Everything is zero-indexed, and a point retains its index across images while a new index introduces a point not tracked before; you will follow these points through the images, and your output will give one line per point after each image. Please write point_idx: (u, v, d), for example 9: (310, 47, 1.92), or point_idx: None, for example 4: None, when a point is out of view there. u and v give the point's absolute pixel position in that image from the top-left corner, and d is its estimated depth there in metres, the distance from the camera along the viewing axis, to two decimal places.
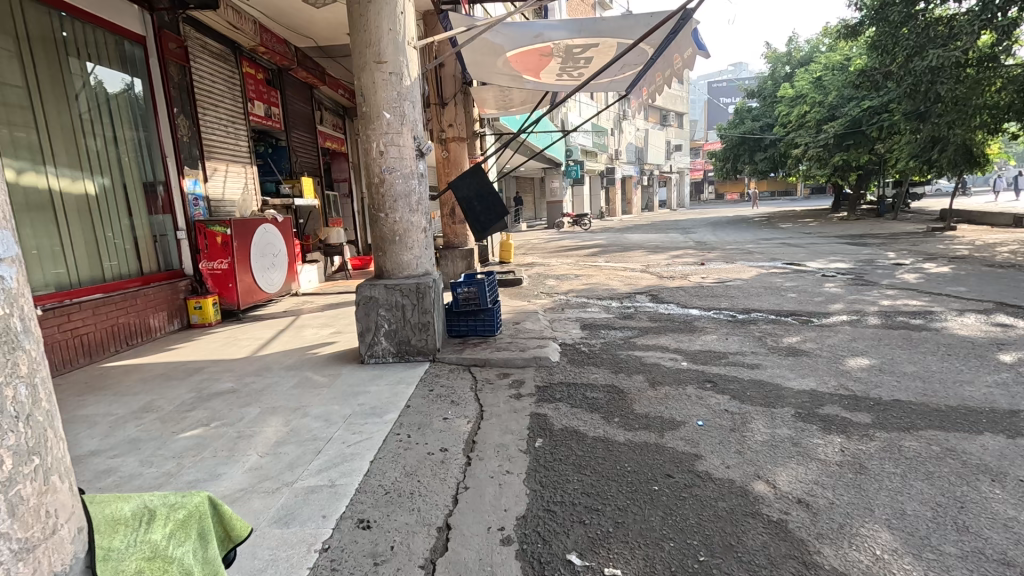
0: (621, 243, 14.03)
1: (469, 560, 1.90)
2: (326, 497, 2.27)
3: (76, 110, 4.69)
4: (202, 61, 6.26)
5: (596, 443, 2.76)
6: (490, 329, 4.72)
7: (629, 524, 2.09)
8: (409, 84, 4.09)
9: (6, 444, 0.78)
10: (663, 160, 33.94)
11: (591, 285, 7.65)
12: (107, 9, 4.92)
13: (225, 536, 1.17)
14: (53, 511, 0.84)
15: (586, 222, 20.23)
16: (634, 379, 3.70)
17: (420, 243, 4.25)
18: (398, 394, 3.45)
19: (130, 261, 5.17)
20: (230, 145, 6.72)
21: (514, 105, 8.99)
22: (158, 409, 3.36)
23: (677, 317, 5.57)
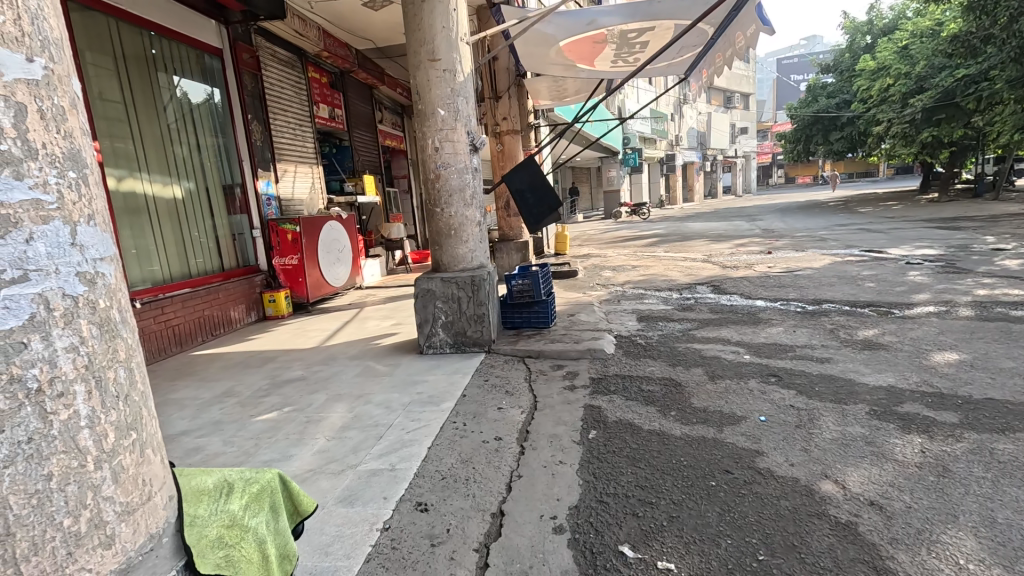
0: (681, 232, 13.56)
1: (522, 546, 1.94)
2: (386, 480, 2.39)
3: (165, 121, 5.14)
4: (272, 69, 6.66)
5: (651, 436, 2.72)
6: (544, 321, 4.74)
7: (684, 519, 2.05)
8: (462, 80, 4.16)
9: (109, 421, 0.88)
10: (727, 144, 32.36)
11: (649, 276, 7.47)
12: (189, 25, 5.33)
13: (294, 510, 1.27)
14: (148, 480, 0.95)
15: (644, 212, 19.74)
16: (693, 372, 3.59)
17: (474, 236, 4.32)
18: (454, 384, 3.55)
19: (213, 258, 5.63)
20: (298, 147, 7.11)
21: (569, 95, 8.90)
22: (238, 394, 3.65)
23: (739, 308, 5.34)
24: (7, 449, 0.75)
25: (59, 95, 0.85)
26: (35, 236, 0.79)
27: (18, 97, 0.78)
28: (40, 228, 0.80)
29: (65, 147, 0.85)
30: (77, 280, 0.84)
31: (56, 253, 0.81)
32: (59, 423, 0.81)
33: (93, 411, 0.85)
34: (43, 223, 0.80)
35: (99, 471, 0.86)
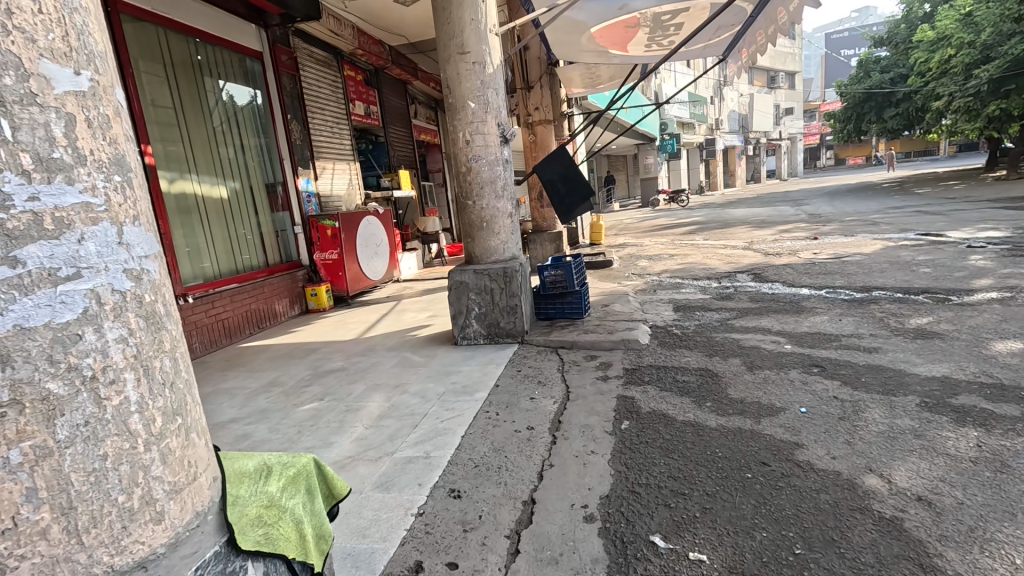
0: (721, 219, 13.14)
1: (553, 534, 1.96)
2: (421, 467, 2.46)
3: (211, 124, 5.38)
4: (309, 69, 6.86)
5: (686, 427, 2.69)
6: (578, 312, 4.73)
7: (717, 510, 2.02)
8: (492, 72, 4.16)
9: (156, 406, 0.95)
10: (772, 126, 30.97)
11: (687, 265, 7.30)
12: (230, 30, 5.55)
13: (329, 493, 1.33)
14: (193, 462, 1.02)
15: (683, 199, 19.22)
16: (730, 363, 3.51)
17: (506, 228, 4.34)
18: (488, 375, 3.60)
19: (258, 254, 5.87)
20: (336, 145, 7.30)
21: (602, 81, 8.73)
22: (282, 384, 3.82)
23: (781, 297, 5.15)
24: (67, 432, 0.83)
25: (104, 104, 0.91)
26: (86, 237, 0.85)
27: (69, 109, 0.84)
28: (91, 229, 0.86)
29: (111, 153, 0.91)
30: (125, 276, 0.90)
31: (105, 252, 0.88)
32: (112, 408, 0.87)
33: (141, 397, 0.92)
34: (93, 225, 0.86)
35: (148, 452, 0.93)
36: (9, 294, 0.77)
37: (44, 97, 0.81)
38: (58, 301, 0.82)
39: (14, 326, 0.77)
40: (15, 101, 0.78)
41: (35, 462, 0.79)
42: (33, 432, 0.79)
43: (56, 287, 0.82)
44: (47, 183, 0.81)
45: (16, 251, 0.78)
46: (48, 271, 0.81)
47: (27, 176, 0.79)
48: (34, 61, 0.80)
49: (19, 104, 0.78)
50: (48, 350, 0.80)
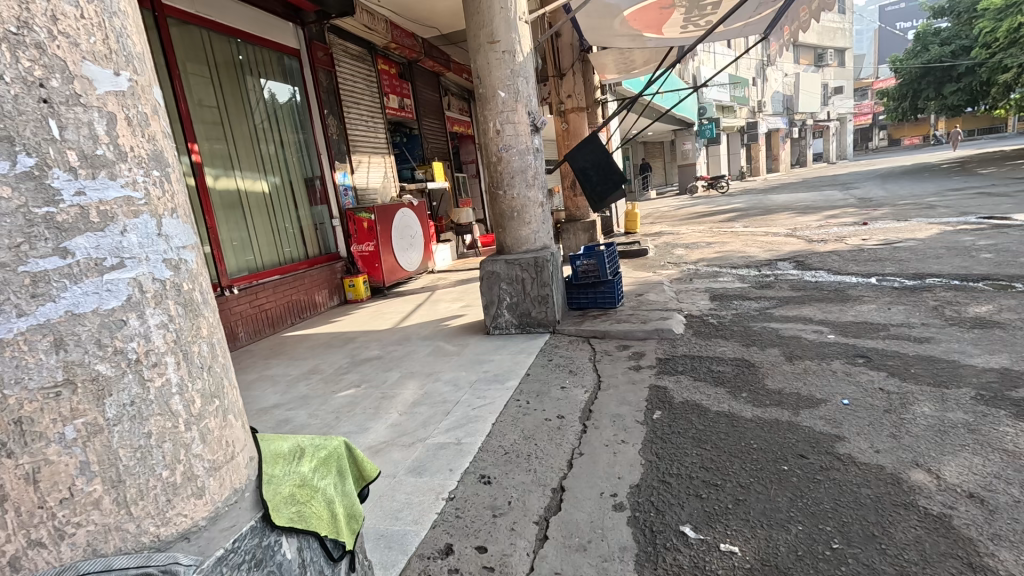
0: (763, 205, 12.66)
1: (581, 521, 1.97)
2: (452, 454, 2.51)
3: (253, 121, 5.57)
4: (344, 64, 6.99)
5: (720, 418, 2.63)
6: (611, 301, 4.68)
7: (751, 502, 1.97)
8: (522, 60, 4.13)
9: (195, 389, 1.01)
10: (820, 106, 29.46)
11: (725, 253, 7.09)
12: (269, 30, 5.72)
13: (359, 475, 1.38)
14: (231, 442, 1.08)
15: (723, 184, 18.59)
16: (768, 353, 3.40)
17: (537, 218, 4.34)
18: (519, 363, 3.62)
19: (299, 247, 6.08)
20: (371, 138, 7.43)
21: (637, 66, 8.52)
22: (322, 371, 3.97)
23: (826, 285, 4.94)
24: (115, 411, 0.88)
25: (143, 103, 0.96)
26: (129, 229, 0.91)
27: (110, 108, 0.89)
28: (132, 221, 0.91)
29: (149, 149, 0.96)
30: (164, 265, 0.96)
31: (147, 243, 0.93)
32: (156, 389, 0.93)
33: (181, 379, 0.98)
34: (134, 218, 0.92)
35: (189, 431, 0.99)
36: (62, 282, 0.83)
37: (87, 97, 0.86)
38: (103, 289, 0.87)
39: (65, 312, 0.83)
40: (62, 102, 0.83)
41: (87, 437, 0.85)
42: (85, 410, 0.85)
43: (102, 277, 0.87)
44: (92, 179, 0.86)
45: (65, 242, 0.84)
46: (95, 261, 0.87)
47: (73, 172, 0.84)
48: (78, 63, 0.85)
49: (66, 104, 0.83)
50: (97, 335, 0.86)
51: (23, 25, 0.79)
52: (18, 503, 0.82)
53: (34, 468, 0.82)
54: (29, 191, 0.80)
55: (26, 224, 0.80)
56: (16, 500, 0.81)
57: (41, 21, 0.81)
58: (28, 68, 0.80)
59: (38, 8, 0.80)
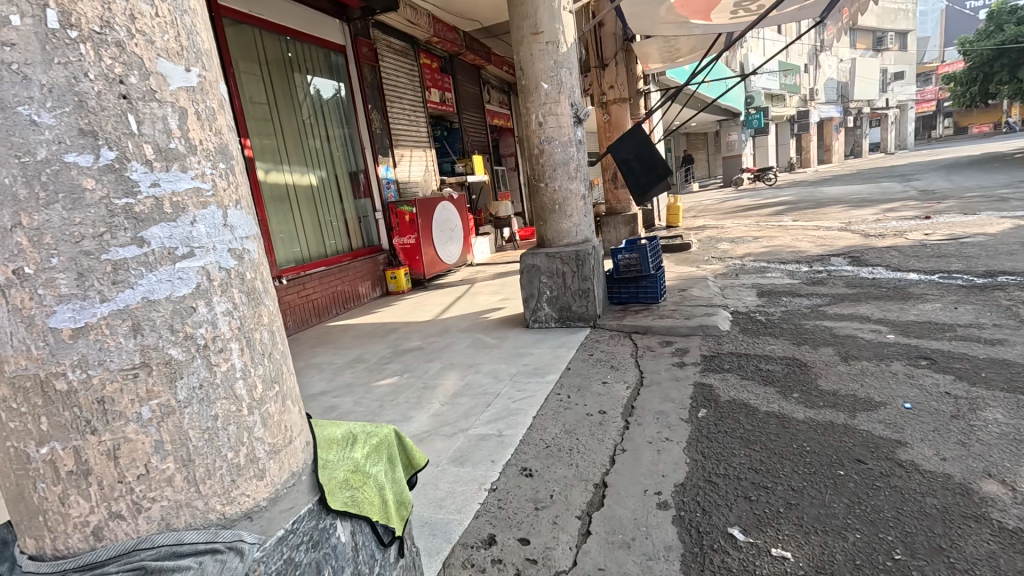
0: (813, 198, 12.09)
1: (625, 518, 1.94)
2: (493, 445, 2.52)
3: (301, 117, 5.74)
4: (388, 59, 7.09)
5: (769, 418, 2.54)
6: (653, 296, 4.60)
7: (804, 506, 1.90)
8: (565, 51, 4.08)
9: (256, 374, 1.04)
10: (877, 93, 27.84)
11: (773, 248, 6.82)
12: (317, 27, 5.87)
13: (408, 463, 1.40)
14: (289, 426, 1.12)
15: (770, 176, 17.85)
16: (821, 352, 3.25)
17: (579, 211, 4.28)
18: (559, 357, 3.60)
19: (343, 240, 6.24)
20: (413, 132, 7.52)
21: (682, 55, 8.28)
22: (365, 360, 4.07)
23: (884, 282, 4.67)
24: (186, 393, 0.92)
25: (211, 99, 0.99)
26: (198, 219, 0.94)
27: (181, 103, 0.92)
28: (200, 212, 0.95)
29: (216, 142, 0.99)
30: (229, 255, 0.99)
31: (214, 233, 0.97)
32: (222, 373, 0.97)
33: (244, 365, 1.01)
34: (202, 209, 0.95)
35: (251, 415, 1.02)
36: (139, 270, 0.87)
37: (161, 93, 0.89)
38: (176, 277, 0.91)
39: (142, 298, 0.87)
40: (140, 98, 0.86)
41: (161, 418, 0.90)
42: (159, 391, 0.89)
43: (174, 265, 0.91)
44: (166, 171, 0.90)
45: (142, 232, 0.87)
46: (168, 250, 0.90)
47: (149, 165, 0.88)
48: (153, 60, 0.89)
49: (144, 101, 0.87)
50: (169, 320, 0.90)
51: (105, 25, 0.83)
52: (101, 477, 0.88)
53: (114, 445, 0.87)
54: (110, 182, 0.84)
55: (107, 214, 0.84)
56: (99, 474, 0.87)
57: (120, 20, 0.84)
58: (110, 65, 0.83)
59: (118, 8, 0.84)
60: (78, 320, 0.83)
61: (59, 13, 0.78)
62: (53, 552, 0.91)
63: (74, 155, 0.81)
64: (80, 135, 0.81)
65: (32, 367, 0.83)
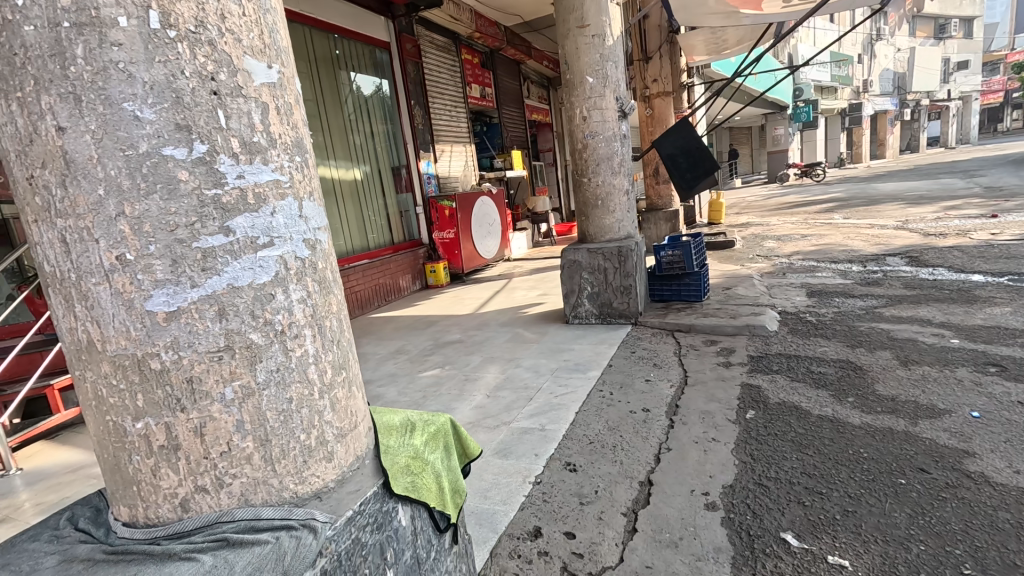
0: (866, 195, 11.53)
1: (671, 517, 1.92)
2: (537, 439, 2.53)
3: (347, 114, 5.89)
4: (430, 55, 7.17)
5: (823, 422, 2.45)
6: (696, 295, 4.51)
7: (862, 514, 1.83)
8: (612, 44, 4.03)
9: (327, 359, 1.08)
10: (938, 84, 26.27)
11: (823, 246, 6.56)
12: (363, 24, 6.00)
13: (462, 453, 1.43)
14: (354, 412, 1.16)
15: (818, 172, 17.13)
16: (878, 356, 3.11)
17: (622, 206, 4.24)
18: (601, 354, 3.58)
19: (385, 234, 6.37)
20: (454, 128, 7.59)
21: (729, 47, 8.02)
22: (408, 351, 4.15)
23: (946, 284, 4.43)
24: (265, 376, 0.97)
25: (288, 94, 1.03)
26: (277, 210, 0.99)
27: (264, 98, 0.97)
28: (280, 203, 0.99)
29: (293, 136, 1.03)
30: (303, 244, 1.03)
31: (291, 224, 1.01)
32: (296, 358, 1.01)
33: (316, 350, 1.05)
34: (282, 200, 0.99)
35: (322, 399, 1.06)
36: (226, 258, 0.92)
37: (247, 88, 0.94)
38: (257, 265, 0.95)
39: (228, 285, 0.92)
40: (228, 94, 0.91)
41: (242, 399, 0.94)
42: (241, 373, 0.94)
43: (256, 253, 0.95)
44: (249, 164, 0.94)
45: (229, 221, 0.92)
46: (251, 239, 0.95)
47: (236, 158, 0.92)
48: (240, 58, 0.93)
49: (232, 96, 0.91)
50: (251, 306, 0.95)
51: (199, 24, 0.87)
52: (188, 452, 0.93)
53: (201, 422, 0.92)
54: (202, 174, 0.89)
55: (198, 204, 0.89)
56: (188, 449, 0.92)
57: (213, 20, 0.89)
58: (203, 63, 0.88)
59: (210, 9, 0.89)
60: (171, 305, 0.88)
61: (160, 14, 0.83)
62: (144, 521, 0.98)
63: (170, 148, 0.86)
64: (177, 130, 0.86)
65: (130, 348, 0.89)
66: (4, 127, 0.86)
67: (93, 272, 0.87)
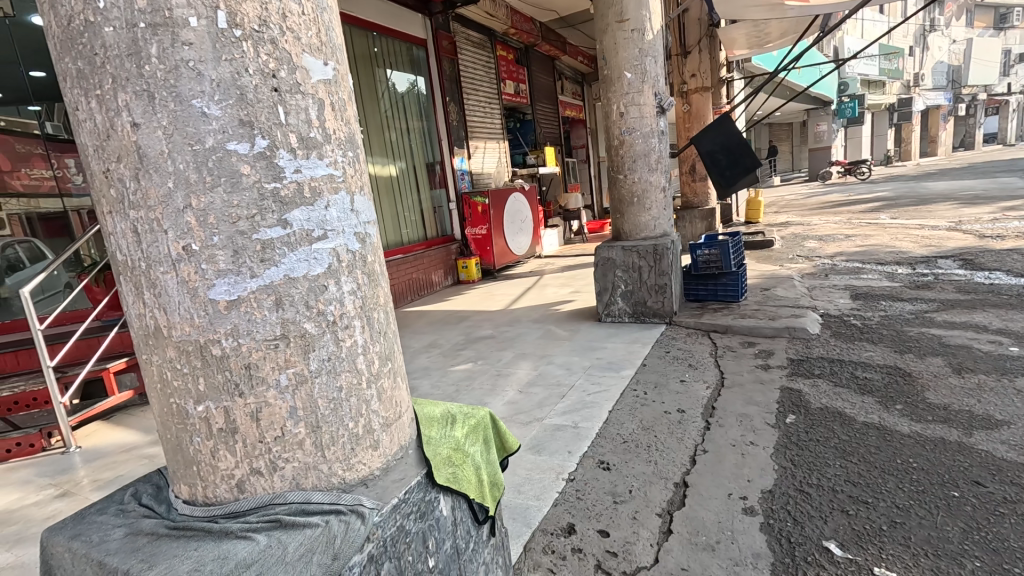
0: (916, 194, 11.03)
1: (707, 520, 1.89)
2: (570, 436, 2.53)
3: (384, 110, 5.99)
4: (466, 52, 7.21)
5: (868, 429, 2.37)
6: (733, 295, 4.40)
7: (911, 526, 1.76)
8: (651, 39, 3.97)
9: (374, 350, 1.11)
10: (998, 78, 24.82)
11: (869, 247, 6.30)
12: (401, 22, 6.07)
13: (501, 447, 1.44)
14: (398, 403, 1.18)
15: (863, 171, 16.44)
16: (929, 362, 2.97)
17: (658, 204, 4.17)
18: (635, 353, 3.54)
19: (418, 229, 6.46)
20: (487, 124, 7.61)
21: (771, 40, 7.78)
22: (440, 345, 4.21)
23: (1003, 289, 4.19)
24: (317, 364, 1.00)
25: (342, 90, 1.06)
26: (331, 204, 1.01)
27: (320, 94, 0.99)
28: (334, 197, 1.02)
29: (346, 132, 1.06)
30: (354, 238, 1.06)
31: (343, 218, 1.04)
32: (346, 348, 1.04)
33: (365, 341, 1.08)
34: (335, 194, 1.02)
35: (369, 388, 1.09)
36: (283, 249, 0.95)
37: (306, 85, 0.96)
38: (311, 257, 0.98)
39: (284, 275, 0.95)
40: (288, 90, 0.94)
41: (296, 386, 0.98)
42: (295, 361, 0.97)
43: (311, 246, 0.98)
44: (306, 159, 0.97)
45: (286, 215, 0.95)
46: (307, 232, 0.97)
47: (293, 153, 0.95)
48: (299, 55, 0.95)
49: (291, 92, 0.94)
50: (305, 297, 0.98)
51: (263, 24, 0.90)
52: (245, 435, 0.97)
53: (257, 407, 0.96)
54: (262, 168, 0.92)
55: (259, 197, 0.92)
56: (245, 433, 0.96)
57: (275, 19, 0.92)
58: (265, 61, 0.91)
59: (273, 8, 0.92)
60: (232, 293, 0.92)
61: (227, 14, 0.87)
62: (203, 500, 1.03)
63: (234, 143, 0.89)
64: (241, 125, 0.90)
65: (194, 334, 0.93)
66: (84, 123, 0.91)
67: (161, 261, 0.91)
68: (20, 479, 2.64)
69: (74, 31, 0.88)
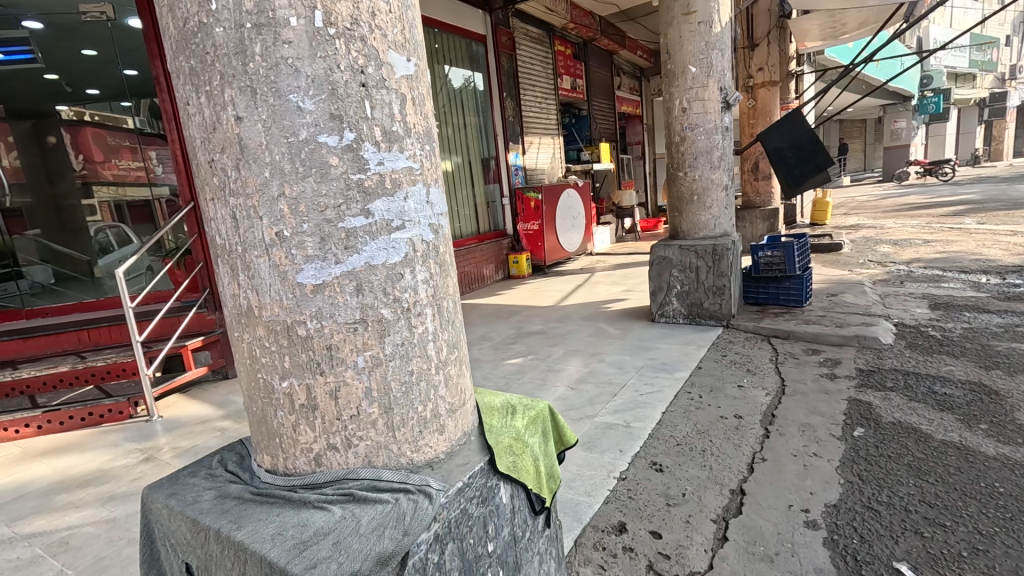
0: (1008, 197, 10.12)
1: (766, 530, 1.83)
2: (621, 435, 2.51)
3: (442, 105, 6.09)
4: (525, 47, 7.22)
5: (948, 449, 2.20)
6: (796, 300, 4.21)
7: (996, 555, 1.63)
8: (719, 31, 3.83)
9: (443, 338, 1.14)
10: None
11: (951, 254, 5.84)
12: (462, 18, 6.15)
13: (558, 440, 1.45)
14: (463, 390, 1.21)
15: (946, 171, 15.23)
16: (1019, 381, 2.73)
17: (719, 202, 4.03)
18: (689, 355, 3.46)
19: (472, 223, 6.56)
20: (543, 120, 7.60)
21: (848, 31, 7.33)
22: (491, 339, 4.26)
23: None
24: (391, 348, 1.05)
25: (422, 85, 1.10)
26: (409, 195, 1.05)
27: (403, 89, 1.03)
28: (412, 189, 1.06)
29: (424, 125, 1.09)
30: (429, 229, 1.10)
31: (420, 209, 1.08)
32: (418, 335, 1.08)
33: (434, 329, 1.12)
34: (413, 186, 1.06)
35: (437, 373, 1.13)
36: (365, 238, 0.99)
37: (390, 80, 1.01)
38: (390, 246, 1.02)
39: (365, 263, 1.00)
40: (375, 86, 0.98)
41: (372, 367, 1.02)
42: (371, 345, 1.02)
43: (390, 235, 1.02)
44: (387, 152, 1.01)
45: (369, 205, 1.00)
46: (387, 222, 1.02)
47: (377, 146, 0.99)
48: (385, 52, 1.00)
49: (377, 87, 0.99)
50: (383, 283, 1.02)
51: (354, 22, 0.94)
52: (324, 412, 1.03)
53: (336, 386, 1.01)
54: (349, 160, 0.97)
55: (345, 188, 0.97)
56: (324, 410, 1.02)
57: (365, 18, 0.96)
58: (355, 58, 0.95)
59: (364, 8, 0.96)
60: (318, 278, 0.97)
61: (323, 13, 0.92)
62: (283, 470, 1.10)
63: (324, 136, 0.94)
64: (331, 119, 0.94)
65: (283, 314, 1.00)
66: (193, 117, 0.99)
67: (256, 246, 0.98)
68: (111, 442, 2.91)
69: (188, 31, 0.95)
